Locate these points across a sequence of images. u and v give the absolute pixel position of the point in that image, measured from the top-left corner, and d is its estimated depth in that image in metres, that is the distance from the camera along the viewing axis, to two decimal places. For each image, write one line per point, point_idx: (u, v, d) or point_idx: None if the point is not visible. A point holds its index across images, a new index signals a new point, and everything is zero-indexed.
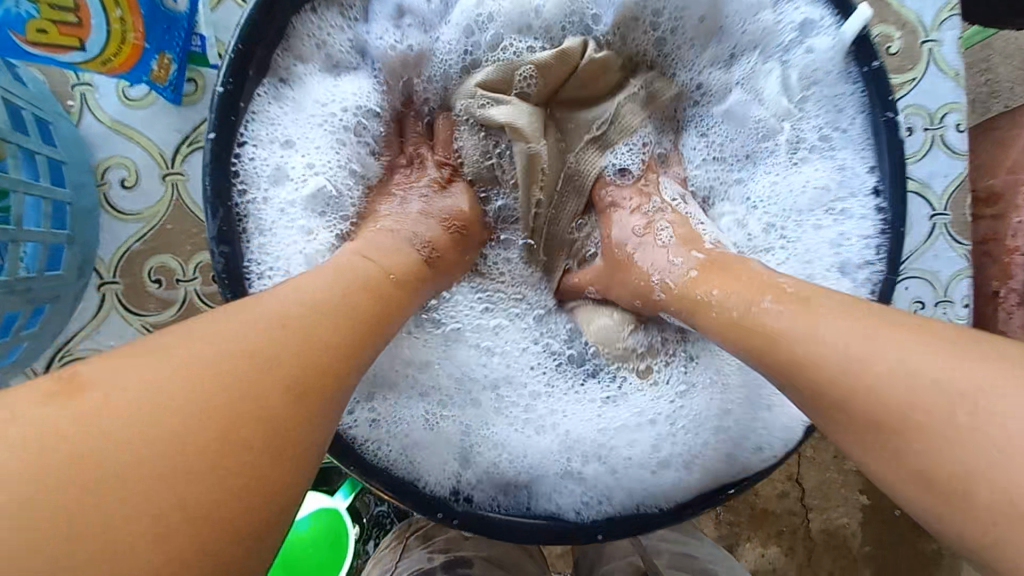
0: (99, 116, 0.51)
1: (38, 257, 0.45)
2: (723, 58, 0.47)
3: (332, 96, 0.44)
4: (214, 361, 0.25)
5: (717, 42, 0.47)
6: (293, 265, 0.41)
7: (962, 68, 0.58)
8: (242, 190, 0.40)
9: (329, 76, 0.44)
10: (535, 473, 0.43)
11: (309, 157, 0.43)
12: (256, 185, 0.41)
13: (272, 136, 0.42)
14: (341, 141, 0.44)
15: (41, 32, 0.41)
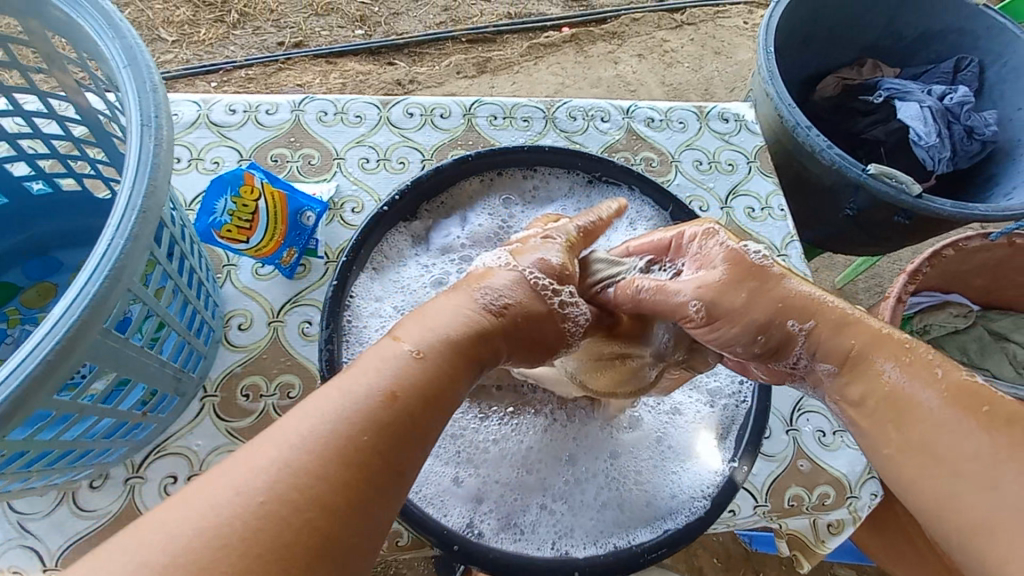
0: (236, 283, 0.77)
1: (190, 358, 0.65)
2: None
3: (417, 278, 0.70)
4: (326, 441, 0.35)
5: None
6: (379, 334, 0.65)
7: (807, 271, 0.88)
8: (347, 324, 0.63)
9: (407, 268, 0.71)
10: (525, 532, 0.57)
11: (393, 302, 0.68)
12: (357, 320, 0.65)
13: (369, 298, 0.67)
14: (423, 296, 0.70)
15: (230, 232, 0.69)
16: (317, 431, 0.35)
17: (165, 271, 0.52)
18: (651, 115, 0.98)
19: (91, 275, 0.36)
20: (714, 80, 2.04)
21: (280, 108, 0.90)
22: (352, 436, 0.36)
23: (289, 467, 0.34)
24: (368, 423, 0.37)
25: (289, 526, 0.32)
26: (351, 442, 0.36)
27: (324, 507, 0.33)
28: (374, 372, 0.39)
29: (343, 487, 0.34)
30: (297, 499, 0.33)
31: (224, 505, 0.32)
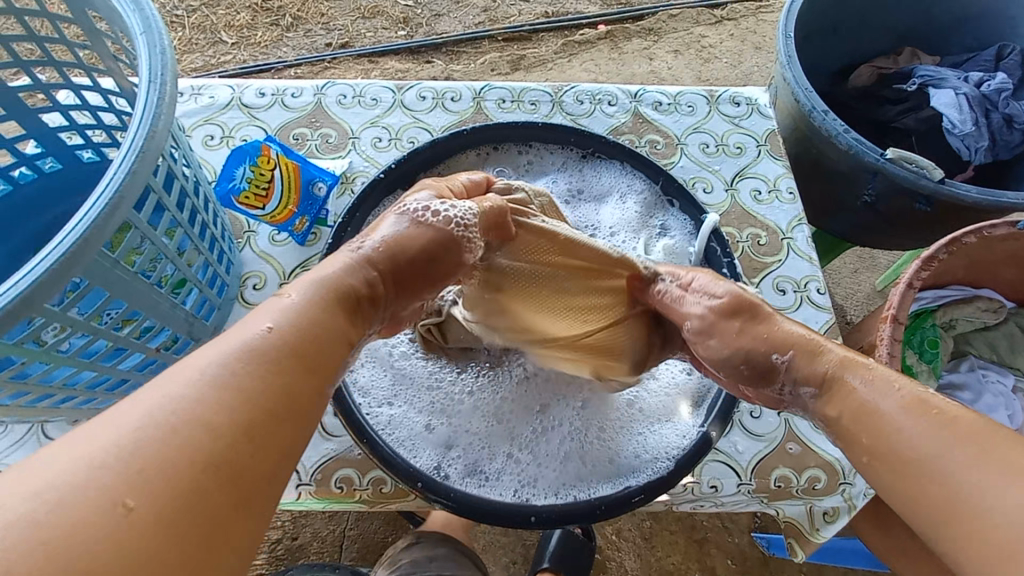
0: (253, 248, 0.84)
1: (204, 307, 0.71)
2: (633, 241, 0.76)
3: None
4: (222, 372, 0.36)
5: (631, 232, 0.77)
6: None
7: (813, 254, 0.86)
8: None
9: None
10: (490, 479, 0.59)
11: None
12: None
13: None
14: None
15: (247, 198, 0.75)
16: (204, 382, 0.35)
17: (178, 222, 0.59)
18: (659, 99, 0.98)
19: (96, 201, 0.44)
20: (752, 76, 1.99)
21: (304, 92, 0.97)
22: (246, 364, 0.37)
23: (174, 412, 0.33)
24: (273, 354, 0.38)
25: (185, 456, 0.32)
26: (238, 387, 0.36)
27: (211, 433, 0.33)
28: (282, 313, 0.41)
29: (241, 425, 0.35)
30: (191, 435, 0.33)
31: (146, 406, 0.33)
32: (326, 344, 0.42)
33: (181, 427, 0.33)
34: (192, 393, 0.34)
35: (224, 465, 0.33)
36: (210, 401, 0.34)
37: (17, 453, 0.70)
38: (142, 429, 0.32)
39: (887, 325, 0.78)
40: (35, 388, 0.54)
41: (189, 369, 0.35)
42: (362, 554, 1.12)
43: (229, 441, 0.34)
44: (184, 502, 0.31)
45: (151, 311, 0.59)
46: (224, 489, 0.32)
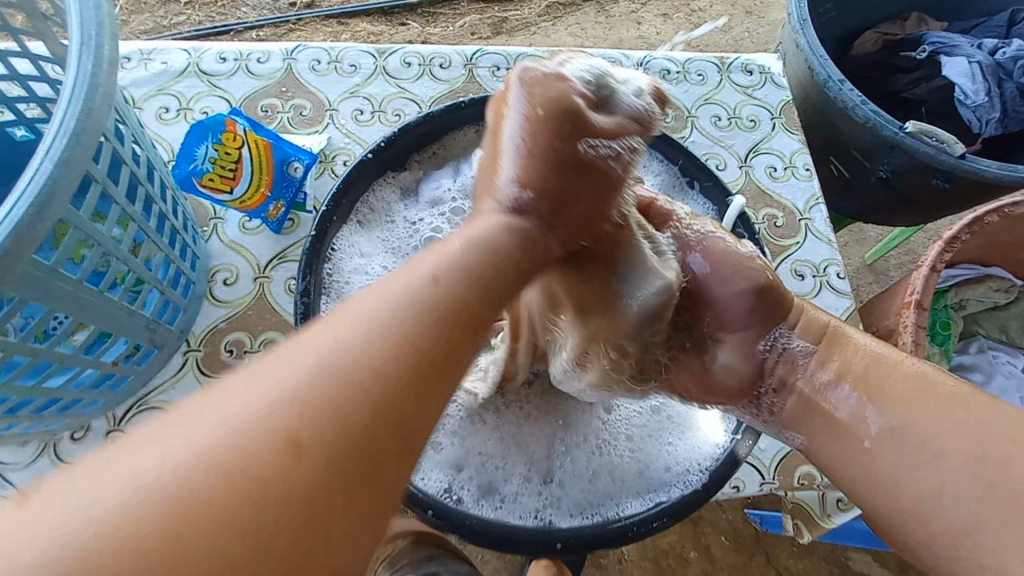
0: (222, 238, 0.74)
1: (167, 311, 0.62)
2: None
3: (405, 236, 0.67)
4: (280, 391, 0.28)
5: None
6: None
7: (832, 236, 0.81)
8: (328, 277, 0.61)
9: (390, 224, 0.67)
10: (508, 501, 0.55)
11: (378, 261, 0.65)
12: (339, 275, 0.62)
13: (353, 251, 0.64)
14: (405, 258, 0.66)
15: (212, 181, 0.65)
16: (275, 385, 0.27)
17: (130, 215, 0.49)
18: (666, 67, 0.90)
19: (17, 200, 0.35)
20: (743, 41, 1.89)
21: (272, 57, 0.85)
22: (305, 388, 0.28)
23: (289, 376, 0.28)
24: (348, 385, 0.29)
25: (314, 418, 0.27)
26: (387, 329, 0.31)
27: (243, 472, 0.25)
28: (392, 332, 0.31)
29: (413, 367, 0.30)
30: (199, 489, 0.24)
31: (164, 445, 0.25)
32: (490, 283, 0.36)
33: (300, 390, 0.27)
34: (230, 437, 0.26)
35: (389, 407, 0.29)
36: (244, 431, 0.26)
37: None
38: (259, 408, 0.27)
39: (911, 312, 0.75)
40: None
41: (349, 328, 0.31)
42: None
43: (380, 404, 0.29)
44: (341, 470, 0.27)
45: (105, 321, 0.50)
46: (391, 442, 0.28)
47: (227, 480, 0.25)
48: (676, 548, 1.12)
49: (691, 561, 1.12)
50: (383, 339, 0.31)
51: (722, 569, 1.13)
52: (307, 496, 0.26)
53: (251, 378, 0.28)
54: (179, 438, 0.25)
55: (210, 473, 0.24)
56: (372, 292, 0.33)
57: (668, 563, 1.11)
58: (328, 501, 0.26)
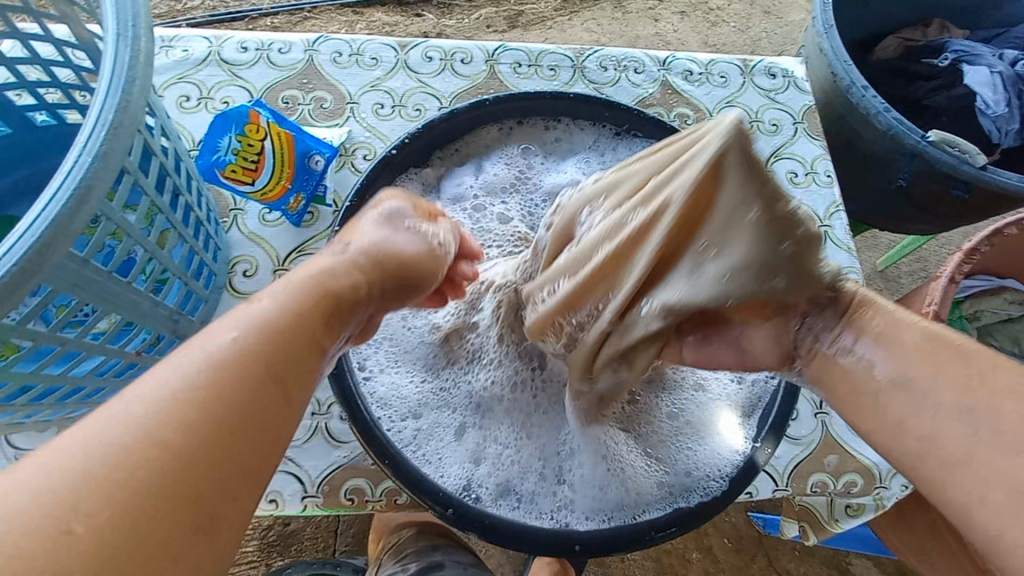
0: (242, 229, 0.74)
1: (190, 301, 0.62)
2: None
3: None
4: (148, 403, 0.31)
5: None
6: None
7: (851, 244, 0.80)
8: None
9: None
10: (525, 501, 0.55)
11: None
12: None
13: None
14: None
15: (234, 172, 0.65)
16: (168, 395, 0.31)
17: (158, 207, 0.49)
18: (689, 68, 0.90)
19: (56, 192, 0.35)
20: (761, 41, 1.87)
21: (293, 48, 0.85)
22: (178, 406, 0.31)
23: (137, 411, 0.30)
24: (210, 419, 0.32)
25: (159, 432, 0.30)
26: (220, 373, 0.34)
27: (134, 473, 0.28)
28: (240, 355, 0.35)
29: (220, 415, 0.32)
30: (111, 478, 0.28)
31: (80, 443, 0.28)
32: (296, 331, 0.38)
33: (138, 436, 0.29)
34: (129, 440, 0.29)
35: (222, 433, 0.32)
36: (140, 426, 0.30)
37: None
38: (139, 409, 0.30)
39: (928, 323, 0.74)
40: None
41: (174, 374, 0.33)
42: (358, 539, 0.98)
43: (206, 429, 0.31)
44: (159, 507, 0.28)
45: (132, 312, 0.50)
46: (207, 476, 0.30)
47: (96, 483, 0.27)
48: (678, 548, 1.13)
49: (693, 562, 1.13)
50: (229, 377, 0.33)
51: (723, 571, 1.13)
52: (143, 504, 0.28)
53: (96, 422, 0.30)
54: (71, 442, 0.28)
55: (57, 491, 0.26)
56: (192, 346, 0.35)
57: (670, 563, 1.12)
58: (176, 507, 0.29)
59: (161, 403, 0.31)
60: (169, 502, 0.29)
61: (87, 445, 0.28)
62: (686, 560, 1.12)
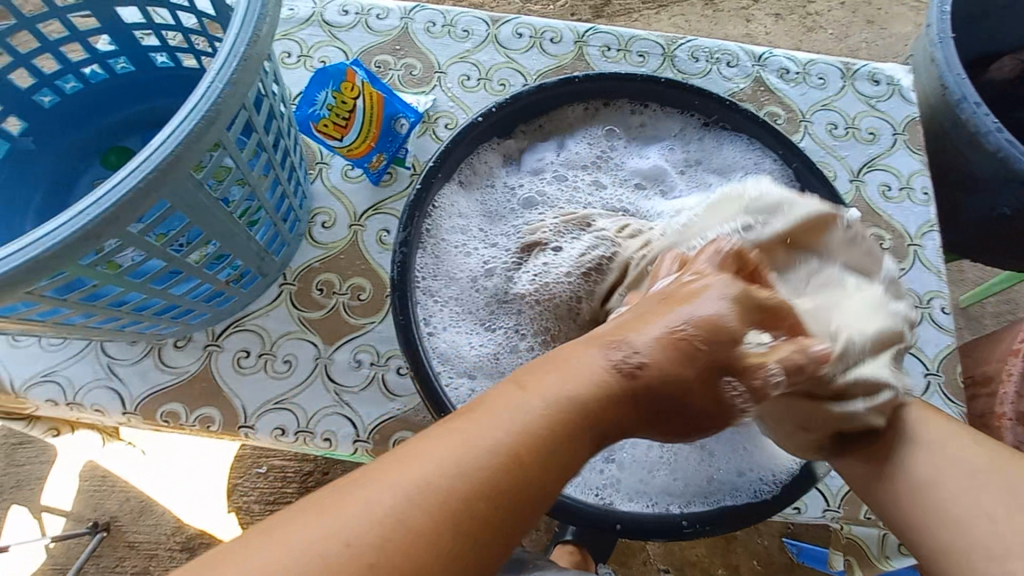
0: (325, 182, 0.77)
1: (275, 242, 0.66)
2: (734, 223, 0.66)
3: (501, 200, 0.68)
4: (410, 496, 0.31)
5: None
6: (447, 255, 0.64)
7: (941, 268, 0.76)
8: (427, 229, 0.63)
9: (490, 187, 0.68)
10: (568, 474, 0.56)
11: (472, 220, 0.66)
12: (436, 228, 0.64)
13: (452, 208, 0.65)
14: (499, 216, 0.67)
15: (326, 126, 0.68)
16: (398, 509, 0.31)
17: (263, 146, 0.53)
18: (786, 66, 0.86)
19: (188, 113, 0.38)
20: (859, 51, 1.76)
21: (391, 14, 0.88)
22: (419, 509, 0.31)
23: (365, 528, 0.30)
24: (460, 523, 0.32)
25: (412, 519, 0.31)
26: (491, 486, 0.33)
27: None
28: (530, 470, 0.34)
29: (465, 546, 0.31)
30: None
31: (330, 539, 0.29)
32: (527, 466, 0.34)
33: (376, 543, 0.30)
34: (358, 551, 0.29)
35: (454, 541, 0.31)
36: (371, 539, 0.30)
37: (75, 366, 0.69)
38: (378, 517, 0.31)
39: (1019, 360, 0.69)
40: (102, 310, 0.50)
41: (444, 455, 0.33)
42: None
43: (456, 547, 0.31)
44: None
45: (227, 242, 0.54)
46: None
47: None
48: (702, 560, 1.10)
49: None
50: (490, 464, 0.33)
51: None
52: None
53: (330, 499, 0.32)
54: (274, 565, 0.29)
55: (324, 562, 0.29)
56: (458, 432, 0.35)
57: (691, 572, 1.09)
58: None
59: (416, 499, 0.31)
60: None
61: (330, 540, 0.30)
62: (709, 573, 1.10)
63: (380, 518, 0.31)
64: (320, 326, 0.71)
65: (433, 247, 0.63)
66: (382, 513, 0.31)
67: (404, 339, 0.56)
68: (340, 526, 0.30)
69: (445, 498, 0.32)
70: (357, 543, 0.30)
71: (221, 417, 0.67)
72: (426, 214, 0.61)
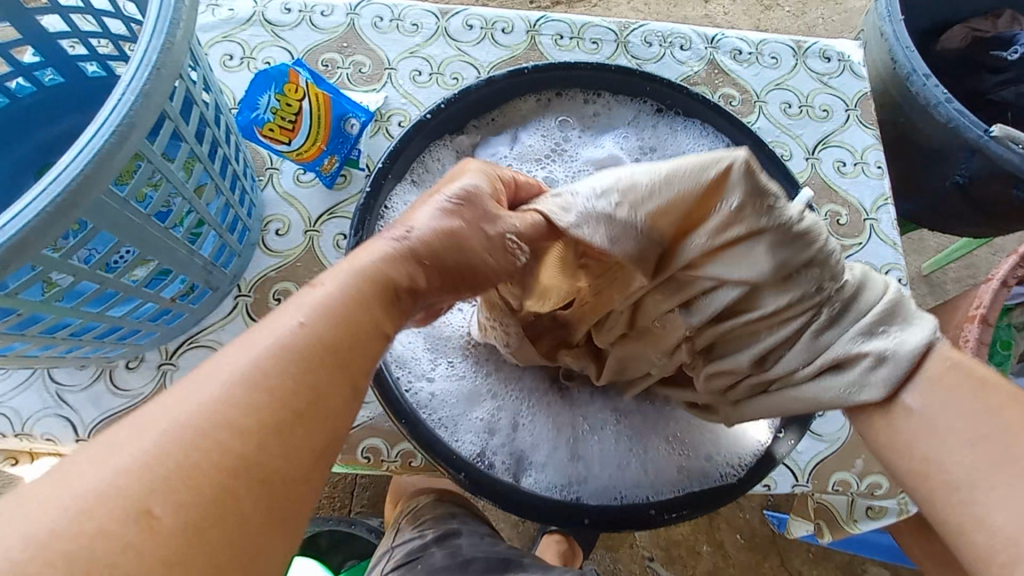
0: (276, 188, 0.75)
1: (223, 254, 0.64)
2: None
3: None
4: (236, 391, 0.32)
5: None
6: None
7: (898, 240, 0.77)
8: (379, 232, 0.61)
9: None
10: (535, 472, 0.56)
11: None
12: None
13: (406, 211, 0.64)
14: None
15: (271, 131, 0.66)
16: (219, 410, 0.31)
17: (197, 157, 0.51)
18: (738, 47, 0.86)
19: (100, 128, 0.36)
20: (817, 28, 1.78)
21: (335, 10, 0.85)
22: (244, 402, 0.32)
23: (194, 417, 0.31)
24: (285, 409, 0.33)
25: (225, 478, 0.30)
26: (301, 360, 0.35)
27: (213, 462, 0.30)
28: (333, 321, 0.37)
29: (275, 421, 0.32)
30: (213, 449, 0.30)
31: (147, 437, 0.30)
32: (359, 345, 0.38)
33: (200, 430, 0.30)
34: (183, 448, 0.30)
35: (268, 467, 0.31)
36: (199, 428, 0.30)
37: (22, 396, 0.66)
38: (202, 414, 0.31)
39: (975, 327, 0.70)
40: (35, 338, 0.47)
41: (245, 353, 0.34)
42: (373, 502, 0.99)
43: (273, 418, 0.32)
44: (201, 502, 0.29)
45: (167, 258, 0.52)
46: (278, 503, 0.31)
47: (103, 531, 0.26)
48: (688, 539, 1.11)
49: (703, 554, 1.11)
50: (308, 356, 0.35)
51: (733, 565, 1.10)
52: (183, 516, 0.28)
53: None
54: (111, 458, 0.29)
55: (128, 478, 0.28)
56: (241, 343, 0.34)
57: (677, 550, 1.11)
58: (229, 504, 0.30)
59: (239, 397, 0.32)
60: (235, 498, 0.30)
61: (149, 450, 0.29)
62: (694, 551, 1.11)
63: (214, 408, 0.31)
64: None
65: None
66: (195, 404, 0.31)
67: None
68: (170, 424, 0.30)
69: (277, 372, 0.34)
70: (179, 439, 0.30)
71: None
72: (376, 218, 0.60)
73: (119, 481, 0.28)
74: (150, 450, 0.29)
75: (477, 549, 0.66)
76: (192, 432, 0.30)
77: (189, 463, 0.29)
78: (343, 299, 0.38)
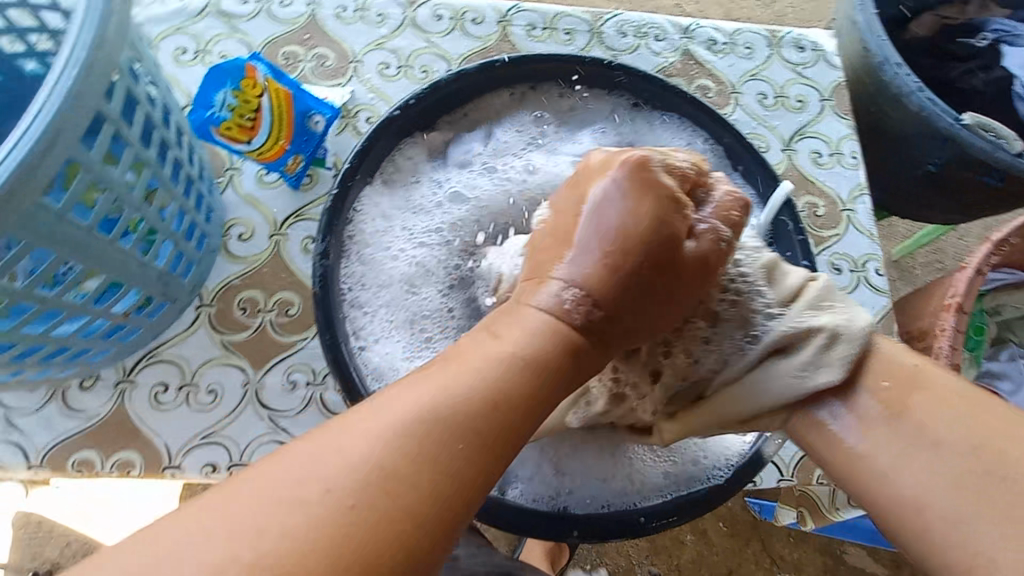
0: (237, 190, 0.71)
1: (180, 263, 0.60)
2: None
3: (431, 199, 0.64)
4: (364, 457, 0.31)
5: None
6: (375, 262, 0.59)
7: (874, 230, 0.77)
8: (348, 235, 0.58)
9: (417, 186, 0.64)
10: (519, 482, 0.54)
11: (400, 221, 0.62)
12: (361, 236, 0.59)
13: (376, 212, 0.61)
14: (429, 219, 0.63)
15: (229, 129, 0.62)
16: (351, 476, 0.30)
17: (144, 161, 0.47)
18: (713, 36, 0.85)
19: (24, 134, 0.33)
20: (786, 16, 1.78)
21: (295, 1, 0.81)
22: (383, 472, 0.31)
23: (332, 476, 0.30)
24: (422, 487, 0.31)
25: (331, 562, 0.28)
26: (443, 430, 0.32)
27: (338, 535, 0.29)
28: (481, 387, 0.34)
29: (404, 502, 0.30)
30: (341, 524, 0.29)
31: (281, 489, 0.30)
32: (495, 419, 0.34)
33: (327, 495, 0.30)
34: (309, 518, 0.29)
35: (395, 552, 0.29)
36: (336, 494, 0.30)
37: None
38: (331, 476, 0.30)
39: (951, 316, 0.69)
40: None
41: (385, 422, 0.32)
42: None
43: (406, 491, 0.31)
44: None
45: (117, 272, 0.48)
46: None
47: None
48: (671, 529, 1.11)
49: (686, 544, 1.11)
50: (454, 430, 0.33)
51: (716, 554, 1.11)
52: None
53: (283, 478, 0.31)
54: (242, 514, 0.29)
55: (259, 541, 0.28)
56: (391, 400, 0.34)
57: (660, 541, 1.11)
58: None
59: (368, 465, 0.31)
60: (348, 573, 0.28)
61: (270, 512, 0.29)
62: (677, 542, 1.11)
63: (350, 474, 0.30)
64: (247, 348, 0.66)
65: (358, 253, 0.59)
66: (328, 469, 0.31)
67: (330, 360, 0.51)
68: (299, 488, 0.30)
69: (418, 436, 0.32)
70: (309, 505, 0.29)
71: (141, 459, 0.61)
72: (345, 221, 0.57)
73: (235, 548, 0.28)
74: (276, 511, 0.29)
75: (474, 563, 0.64)
76: (319, 500, 0.29)
77: (305, 547, 0.28)
78: (525, 359, 0.36)
